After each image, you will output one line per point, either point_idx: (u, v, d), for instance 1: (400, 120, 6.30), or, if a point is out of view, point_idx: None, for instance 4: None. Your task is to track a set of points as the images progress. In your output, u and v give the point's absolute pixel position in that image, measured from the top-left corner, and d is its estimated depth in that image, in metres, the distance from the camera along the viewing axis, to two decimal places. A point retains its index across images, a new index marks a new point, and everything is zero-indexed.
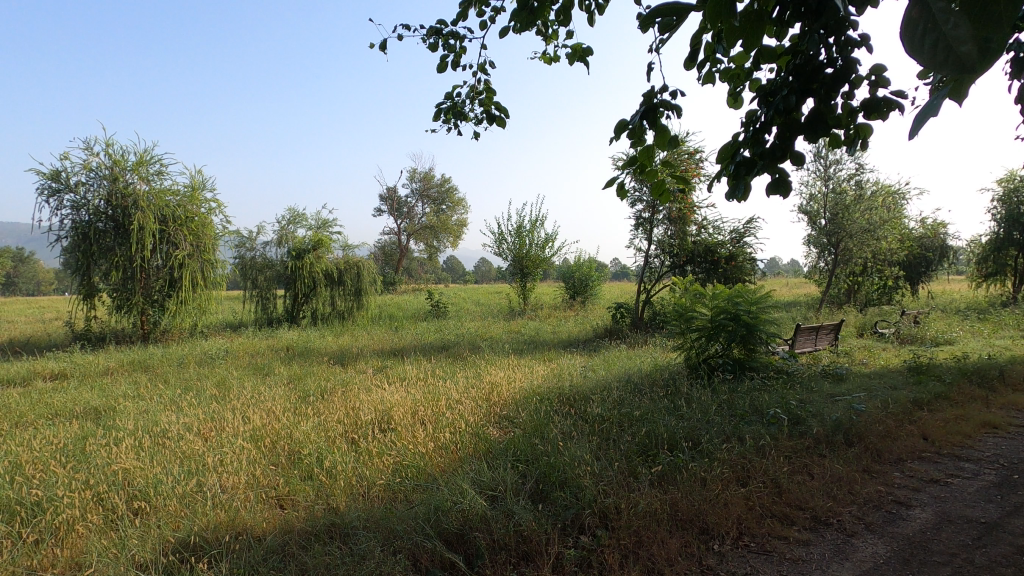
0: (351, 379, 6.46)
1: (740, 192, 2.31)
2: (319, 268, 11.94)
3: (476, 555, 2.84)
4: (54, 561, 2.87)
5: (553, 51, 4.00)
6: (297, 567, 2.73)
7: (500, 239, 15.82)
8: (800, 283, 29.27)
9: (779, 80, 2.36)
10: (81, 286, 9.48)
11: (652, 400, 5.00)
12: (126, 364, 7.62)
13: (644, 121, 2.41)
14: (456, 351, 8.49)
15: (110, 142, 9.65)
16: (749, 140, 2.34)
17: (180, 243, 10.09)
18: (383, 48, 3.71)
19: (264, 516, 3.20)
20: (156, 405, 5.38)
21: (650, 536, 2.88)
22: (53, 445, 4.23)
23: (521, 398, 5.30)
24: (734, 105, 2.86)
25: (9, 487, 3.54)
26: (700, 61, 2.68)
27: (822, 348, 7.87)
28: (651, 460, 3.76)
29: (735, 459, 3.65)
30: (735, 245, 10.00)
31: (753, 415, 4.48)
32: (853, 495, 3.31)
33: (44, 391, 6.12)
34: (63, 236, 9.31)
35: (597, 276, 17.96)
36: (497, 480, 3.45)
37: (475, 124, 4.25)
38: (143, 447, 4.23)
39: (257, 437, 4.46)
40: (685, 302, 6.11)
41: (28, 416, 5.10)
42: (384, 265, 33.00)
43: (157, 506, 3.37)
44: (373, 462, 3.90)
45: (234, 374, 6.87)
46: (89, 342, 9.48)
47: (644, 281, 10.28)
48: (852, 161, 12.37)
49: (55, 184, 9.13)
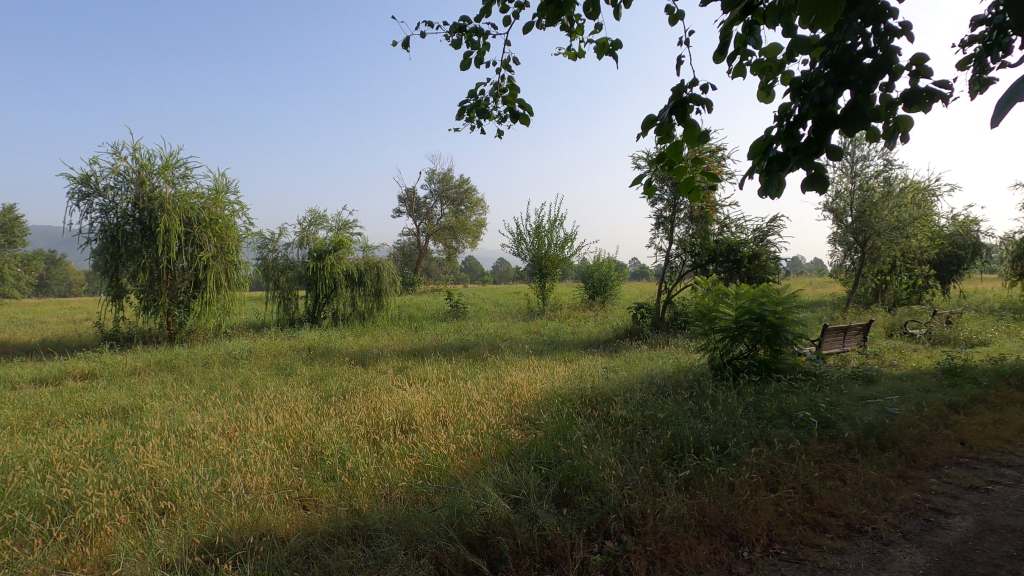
0: (372, 380, 6.48)
1: (774, 188, 2.22)
2: (340, 269, 12.00)
3: (499, 559, 2.78)
4: (84, 560, 2.88)
5: (578, 46, 3.92)
6: (320, 568, 2.71)
7: (519, 239, 15.79)
8: (825, 282, 28.56)
9: (814, 71, 2.29)
10: (110, 287, 9.68)
11: (677, 402, 4.90)
12: (152, 364, 7.73)
13: (673, 117, 2.38)
14: (476, 351, 8.45)
15: (138, 146, 9.81)
16: (783, 134, 2.25)
17: (205, 244, 10.22)
18: (406, 46, 3.69)
19: (288, 517, 3.20)
20: (182, 405, 5.43)
21: (677, 542, 2.79)
22: (83, 445, 4.30)
23: (542, 399, 5.26)
24: (765, 100, 2.79)
25: (41, 485, 3.59)
26: (730, 54, 2.63)
27: (850, 348, 7.66)
28: (677, 464, 3.68)
29: (764, 463, 3.54)
30: (758, 244, 9.76)
31: (781, 417, 4.35)
32: (887, 502, 3.18)
33: (74, 391, 6.22)
34: (93, 238, 9.53)
35: (617, 276, 17.79)
36: (521, 483, 3.40)
37: (498, 123, 4.22)
38: (170, 447, 4.27)
39: (281, 437, 4.47)
40: (709, 302, 5.99)
41: (59, 415, 5.19)
42: (404, 265, 33.15)
43: (184, 505, 3.39)
44: (395, 462, 3.88)
45: (257, 374, 6.93)
46: (118, 343, 9.66)
47: (665, 281, 10.18)
48: (880, 156, 12.06)
49: (85, 188, 9.32)
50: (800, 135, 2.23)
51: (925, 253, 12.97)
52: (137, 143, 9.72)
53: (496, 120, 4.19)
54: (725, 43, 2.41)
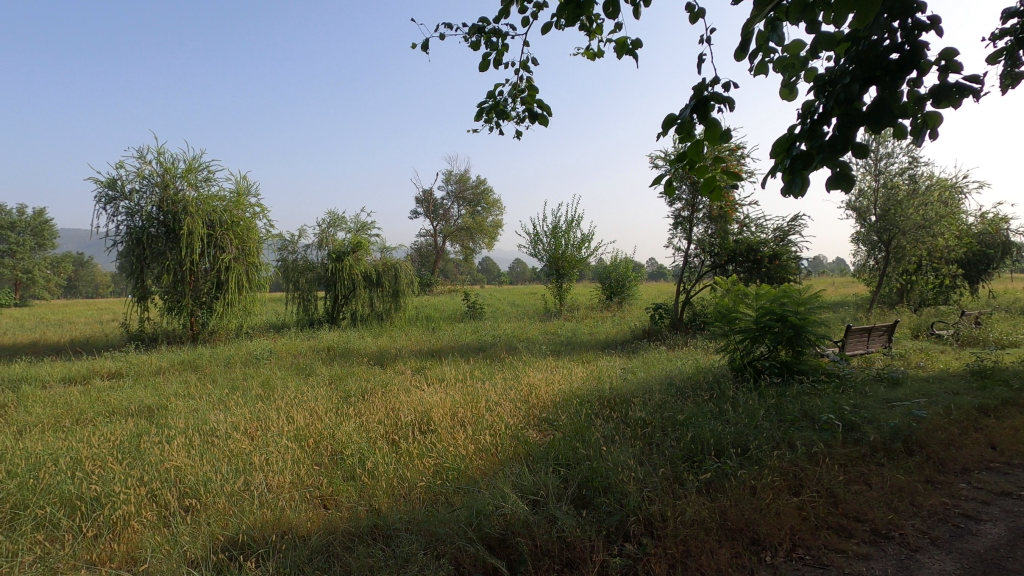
0: (390, 380, 6.53)
1: (798, 186, 2.18)
2: (358, 270, 12.10)
3: (519, 561, 2.78)
4: (112, 555, 2.94)
5: (597, 46, 3.89)
6: (341, 568, 2.73)
7: (536, 239, 15.78)
8: (847, 282, 28.07)
9: (839, 68, 2.25)
10: (136, 288, 9.89)
11: (696, 404, 4.85)
12: (176, 364, 7.87)
13: (694, 115, 2.36)
14: (493, 352, 8.47)
15: (162, 150, 10.01)
16: (807, 132, 2.22)
17: (227, 246, 10.39)
18: (426, 49, 3.71)
19: (309, 516, 3.23)
20: (205, 405, 5.52)
21: (698, 546, 2.75)
22: (110, 442, 4.40)
23: (560, 400, 5.24)
24: (788, 97, 2.75)
25: (71, 481, 3.68)
26: (752, 51, 2.59)
27: (874, 350, 7.51)
28: (697, 466, 3.64)
29: (786, 466, 3.49)
30: (779, 243, 9.61)
31: (803, 420, 4.27)
32: (915, 507, 3.10)
33: (102, 389, 6.37)
34: (119, 241, 9.75)
35: (634, 276, 17.68)
36: (539, 485, 3.39)
37: (516, 123, 4.22)
38: (194, 445, 4.35)
39: (301, 437, 4.52)
40: (728, 303, 5.91)
41: (88, 413, 5.32)
42: (421, 266, 33.34)
43: (208, 503, 3.44)
44: (414, 462, 3.90)
45: (278, 374, 7.02)
46: (143, 342, 9.86)
47: (683, 281, 10.09)
48: (905, 153, 11.80)
49: (111, 192, 9.54)
50: (824, 132, 2.19)
51: (952, 252, 12.66)
52: (161, 147, 9.92)
53: (514, 120, 4.19)
54: (747, 40, 2.38)
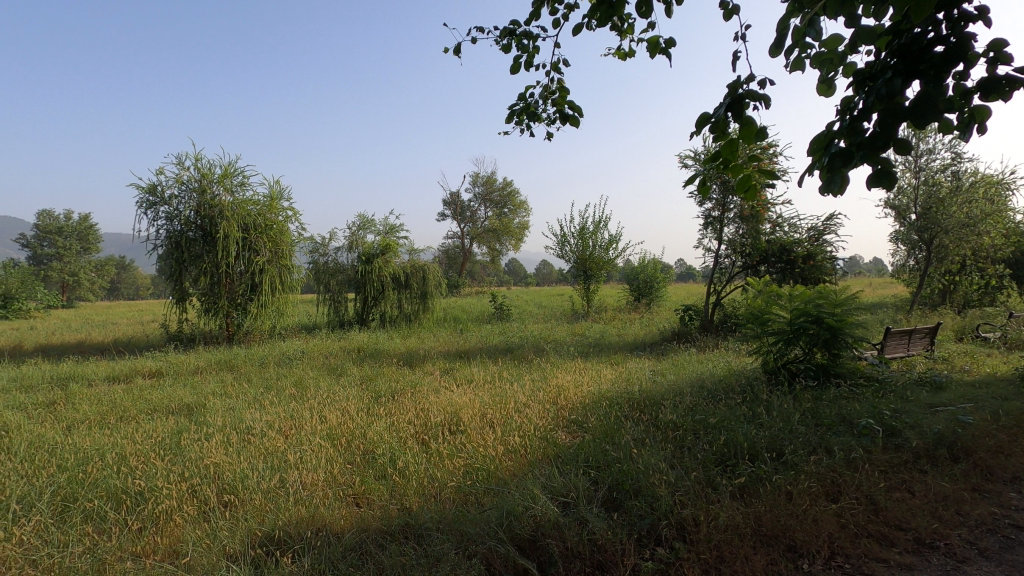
0: (419, 381, 6.61)
1: (836, 185, 2.13)
2: (387, 272, 12.26)
3: (549, 562, 2.78)
4: (155, 548, 3.05)
5: (628, 46, 3.87)
6: (374, 565, 2.77)
7: (563, 241, 15.74)
8: (885, 283, 27.25)
9: (881, 62, 2.18)
10: (175, 290, 10.23)
11: (729, 407, 4.76)
12: (213, 364, 8.09)
13: (729, 114, 2.32)
14: (521, 354, 8.47)
15: (200, 157, 10.32)
16: (846, 129, 2.16)
17: (260, 250, 10.67)
18: (457, 53, 3.75)
19: (342, 514, 3.28)
20: (241, 403, 5.68)
21: (732, 552, 2.69)
22: (153, 439, 4.56)
23: (589, 402, 5.23)
24: (825, 93, 2.68)
25: (116, 475, 3.83)
26: (788, 46, 2.53)
27: (915, 353, 7.26)
28: (730, 471, 3.57)
29: (823, 472, 3.39)
30: (813, 243, 9.36)
31: (841, 425, 4.15)
32: (961, 517, 2.98)
33: (143, 388, 6.61)
34: (159, 244, 10.09)
35: (663, 278, 17.48)
36: (569, 487, 3.38)
37: (548, 125, 4.23)
38: (231, 442, 4.48)
39: (334, 435, 4.60)
40: (761, 304, 5.80)
41: (131, 410, 5.52)
42: (448, 269, 33.66)
43: (245, 499, 3.54)
44: (444, 462, 3.94)
45: (310, 374, 7.18)
46: (181, 343, 10.19)
47: (714, 282, 9.93)
48: (947, 149, 11.36)
49: (152, 197, 9.89)
50: (864, 129, 2.13)
51: (999, 252, 12.11)
52: (198, 153, 10.23)
53: (545, 122, 4.18)
54: (782, 35, 2.33)
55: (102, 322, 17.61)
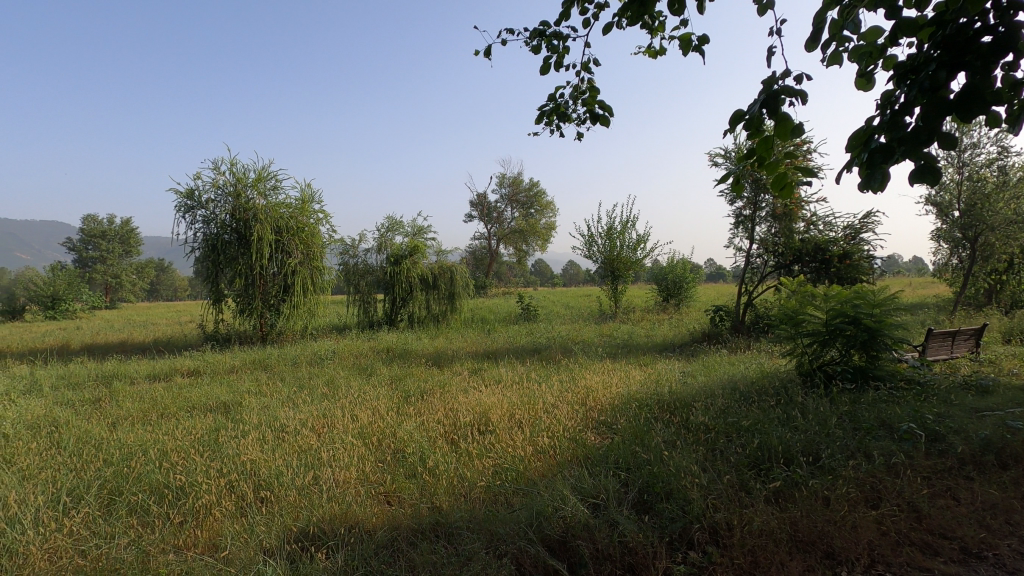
0: (448, 381, 6.66)
1: (876, 181, 2.07)
2: (415, 273, 12.39)
3: (580, 564, 2.77)
4: (196, 541, 3.15)
5: (659, 44, 3.83)
6: (406, 563, 2.80)
7: (590, 241, 15.65)
8: (925, 282, 26.32)
9: (924, 54, 2.11)
10: (211, 291, 10.53)
11: (762, 409, 4.66)
12: (247, 363, 8.28)
13: (764, 111, 2.27)
14: (548, 354, 8.44)
15: (235, 162, 10.60)
16: (886, 124, 2.10)
17: (293, 252, 10.90)
18: (487, 55, 3.77)
19: (374, 511, 3.34)
20: (275, 402, 5.82)
21: (767, 557, 2.64)
22: (192, 436, 4.70)
23: (619, 403, 5.19)
24: (864, 87, 2.61)
25: (158, 470, 3.97)
26: (824, 41, 2.48)
27: (960, 355, 6.98)
28: (764, 475, 3.50)
29: (863, 477, 3.30)
30: (849, 242, 9.10)
31: (881, 429, 4.01)
32: (1012, 526, 2.84)
33: (183, 386, 6.82)
34: (196, 247, 10.40)
35: (692, 278, 17.22)
36: (599, 488, 3.37)
37: (578, 125, 4.23)
38: (267, 440, 4.59)
39: (365, 434, 4.68)
40: (794, 305, 5.68)
41: (171, 408, 5.71)
42: (475, 269, 33.86)
43: (280, 495, 3.62)
44: (474, 462, 3.96)
45: (341, 374, 7.29)
46: (217, 342, 10.49)
47: (745, 282, 9.74)
48: (993, 143, 10.90)
49: (190, 202, 10.20)
50: (906, 123, 2.06)
51: None
52: (233, 158, 10.51)
53: (575, 122, 4.17)
54: (819, 28, 2.28)
55: (146, 321, 18.27)
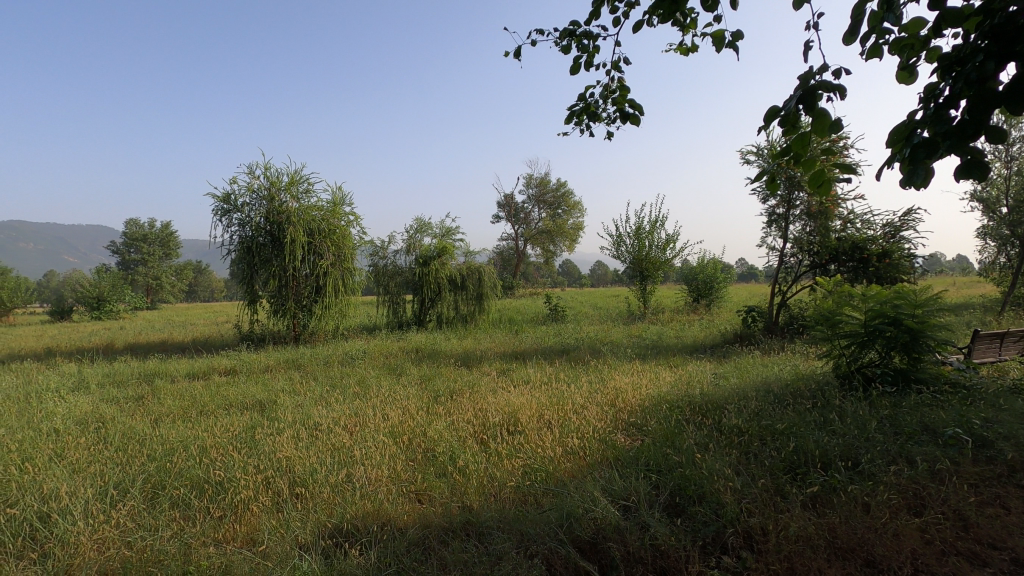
0: (477, 381, 6.70)
1: (919, 177, 2.00)
2: (444, 274, 12.49)
3: (611, 566, 2.76)
4: (235, 535, 3.24)
5: (690, 41, 3.78)
6: (438, 561, 2.83)
7: (618, 241, 15.52)
8: (971, 281, 25.23)
9: (971, 45, 2.03)
10: (247, 292, 10.81)
11: (798, 412, 4.55)
12: (281, 363, 8.47)
13: (801, 106, 2.22)
14: (577, 355, 8.42)
15: (269, 166, 10.87)
16: (930, 118, 2.03)
17: (324, 253, 11.12)
18: (517, 56, 3.79)
19: (405, 509, 3.38)
20: (309, 401, 5.94)
21: (804, 563, 2.58)
22: (230, 433, 4.84)
23: (649, 405, 5.13)
24: (906, 80, 2.52)
25: (199, 466, 4.10)
26: (864, 33, 2.41)
27: (1009, 358, 6.69)
28: (801, 479, 3.42)
29: (905, 483, 3.19)
30: (889, 240, 8.80)
31: (924, 434, 3.86)
32: None
33: (220, 385, 7.02)
34: (232, 249, 10.70)
35: (723, 278, 16.90)
36: (630, 490, 3.35)
37: (608, 125, 4.21)
38: (302, 437, 4.70)
39: (396, 433, 4.75)
40: (831, 305, 5.54)
41: (209, 406, 5.88)
42: (502, 270, 33.95)
43: (314, 491, 3.69)
44: (504, 462, 3.97)
45: (372, 373, 7.40)
46: (252, 342, 10.76)
47: (779, 282, 9.52)
48: None
49: (226, 205, 10.51)
50: (951, 117, 1.99)
51: None
52: (267, 163, 10.77)
53: (605, 121, 4.15)
54: (858, 21, 2.22)
55: (186, 321, 19.05)
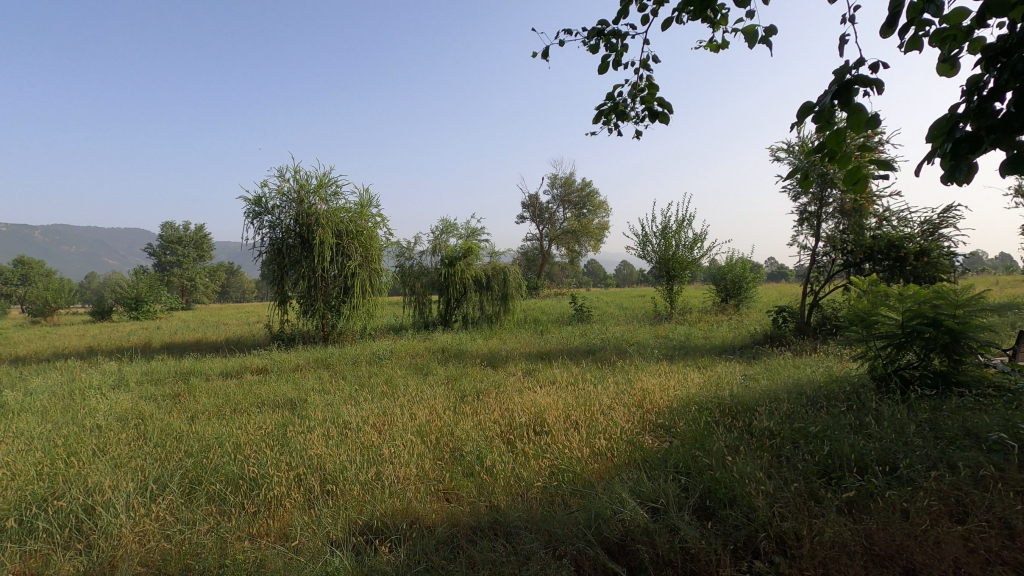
0: (503, 382, 6.71)
1: (962, 173, 1.94)
2: (469, 275, 12.55)
3: (640, 568, 2.74)
4: (268, 530, 3.31)
5: (721, 37, 3.72)
6: (466, 559, 2.85)
7: (644, 241, 15.36)
8: (1016, 281, 24.10)
9: (1017, 35, 1.96)
10: (277, 293, 11.04)
11: (832, 416, 4.44)
12: (310, 363, 8.62)
13: (835, 103, 2.17)
14: (603, 355, 8.36)
15: (298, 169, 11.08)
16: (974, 111, 1.96)
17: (352, 254, 11.28)
18: (545, 56, 3.79)
19: (433, 508, 3.41)
20: (338, 400, 6.04)
21: (840, 569, 2.52)
22: (263, 431, 4.96)
23: (677, 406, 5.08)
24: (946, 73, 2.45)
25: (234, 462, 4.21)
26: (902, 26, 2.34)
27: None
28: (835, 484, 3.34)
29: (946, 489, 3.08)
30: (927, 238, 8.51)
31: (966, 439, 3.72)
32: None
33: (253, 383, 7.18)
34: (263, 251, 10.95)
35: (753, 277, 16.58)
36: (659, 492, 3.32)
37: (635, 124, 4.17)
38: (332, 436, 4.79)
39: (424, 432, 4.79)
40: (867, 305, 5.38)
41: (242, 404, 6.03)
42: (527, 271, 33.95)
43: (345, 489, 3.75)
44: (531, 463, 3.97)
45: (399, 373, 7.48)
46: (283, 342, 10.98)
47: (811, 282, 9.30)
48: None
49: (257, 208, 10.75)
50: (996, 110, 1.92)
51: None
52: (297, 166, 10.98)
53: (633, 120, 4.11)
54: (896, 13, 2.17)
55: (219, 321, 19.63)
